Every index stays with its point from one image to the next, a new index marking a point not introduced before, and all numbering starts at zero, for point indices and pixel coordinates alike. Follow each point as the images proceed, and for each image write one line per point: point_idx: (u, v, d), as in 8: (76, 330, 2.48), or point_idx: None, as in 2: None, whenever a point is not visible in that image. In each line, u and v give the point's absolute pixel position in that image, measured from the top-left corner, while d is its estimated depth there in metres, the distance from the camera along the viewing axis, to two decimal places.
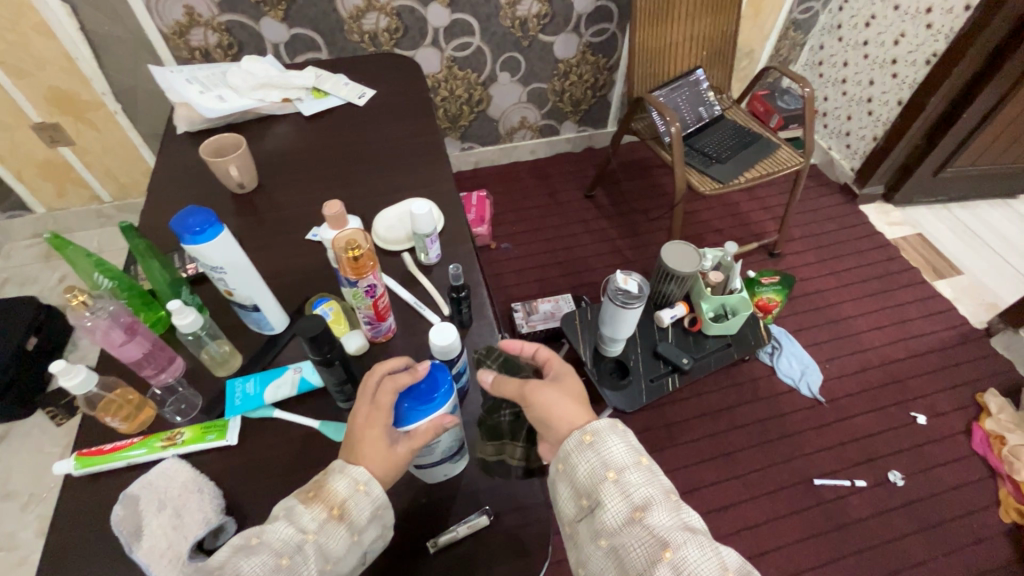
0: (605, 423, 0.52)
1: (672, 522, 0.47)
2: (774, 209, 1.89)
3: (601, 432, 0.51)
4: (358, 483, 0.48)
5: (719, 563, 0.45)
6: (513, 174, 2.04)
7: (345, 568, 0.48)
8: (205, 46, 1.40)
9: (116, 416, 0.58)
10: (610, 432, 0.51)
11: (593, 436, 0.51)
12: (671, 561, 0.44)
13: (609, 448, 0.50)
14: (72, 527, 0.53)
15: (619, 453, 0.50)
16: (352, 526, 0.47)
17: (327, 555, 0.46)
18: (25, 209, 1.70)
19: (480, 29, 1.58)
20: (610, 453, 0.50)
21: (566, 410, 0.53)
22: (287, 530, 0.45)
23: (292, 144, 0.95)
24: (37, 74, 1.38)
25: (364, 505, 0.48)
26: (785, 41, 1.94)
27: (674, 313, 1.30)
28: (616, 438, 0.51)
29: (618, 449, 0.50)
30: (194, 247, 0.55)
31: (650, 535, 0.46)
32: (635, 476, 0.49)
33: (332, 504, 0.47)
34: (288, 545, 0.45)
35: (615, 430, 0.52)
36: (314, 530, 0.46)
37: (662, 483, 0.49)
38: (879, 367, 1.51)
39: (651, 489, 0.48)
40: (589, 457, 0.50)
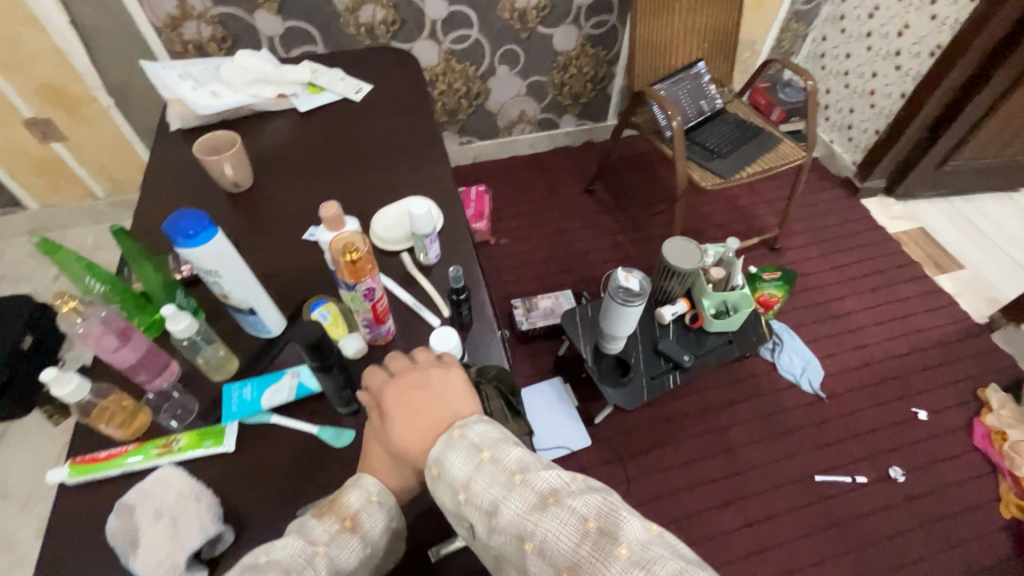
0: (439, 442, 0.47)
1: (524, 505, 0.42)
2: (775, 203, 1.88)
3: (440, 455, 0.46)
4: (371, 494, 0.48)
5: (575, 520, 0.40)
6: (512, 169, 2.02)
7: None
8: (199, 39, 1.37)
9: (109, 423, 0.57)
10: (445, 450, 0.46)
11: (434, 466, 0.46)
12: (535, 552, 0.41)
13: (447, 467, 0.46)
14: (65, 538, 0.52)
15: (457, 467, 0.45)
16: (364, 539, 0.47)
17: (338, 568, 0.45)
18: (18, 205, 1.68)
19: (478, 21, 1.56)
20: (452, 474, 0.45)
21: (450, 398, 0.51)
22: (297, 545, 0.44)
23: (287, 141, 0.93)
24: (27, 69, 1.36)
25: (377, 516, 0.48)
26: (787, 33, 1.91)
27: (675, 310, 1.29)
28: (451, 451, 0.46)
29: (456, 462, 0.46)
30: (189, 250, 0.54)
31: (512, 536, 0.42)
32: (479, 482, 0.44)
33: (345, 516, 0.47)
34: (298, 560, 0.43)
35: (450, 442, 0.47)
36: (325, 543, 0.45)
37: (504, 467, 0.44)
38: (881, 362, 1.51)
39: (497, 487, 0.44)
40: (442, 487, 0.46)
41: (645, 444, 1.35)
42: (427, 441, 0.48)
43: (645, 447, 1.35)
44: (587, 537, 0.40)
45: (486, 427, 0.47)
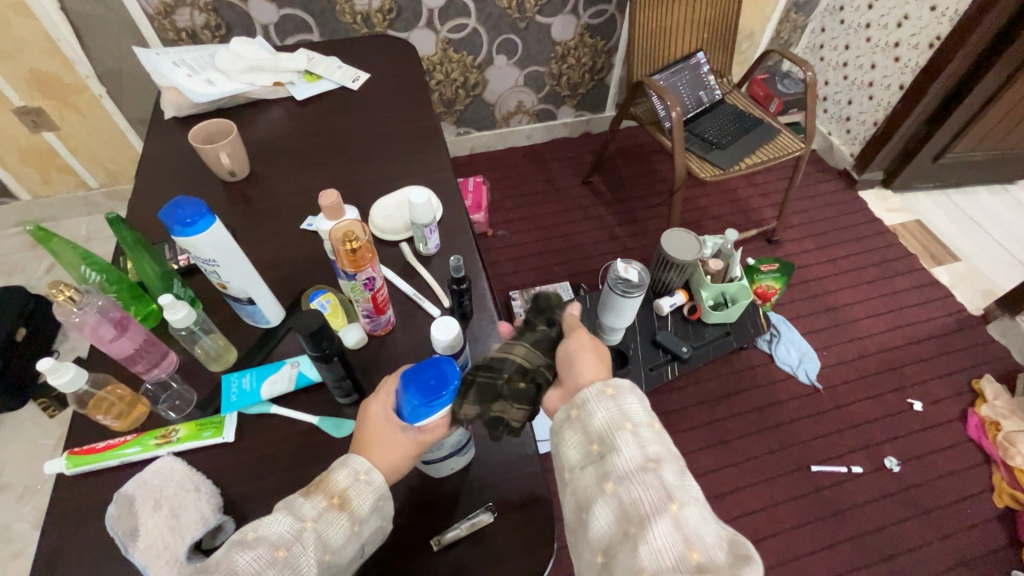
0: (628, 384, 0.50)
1: (678, 482, 0.44)
2: (773, 195, 1.88)
3: (623, 390, 0.49)
4: (359, 473, 0.48)
5: (717, 531, 0.42)
6: (510, 160, 2.01)
7: (341, 563, 0.46)
8: (192, 26, 1.35)
9: (107, 414, 0.56)
10: (630, 391, 0.50)
11: (616, 391, 0.49)
12: (675, 514, 0.41)
13: (629, 403, 0.48)
14: (64, 527, 0.51)
15: (637, 410, 0.48)
16: (353, 516, 0.46)
17: (326, 546, 0.44)
18: (10, 195, 1.66)
19: (476, 11, 1.54)
20: (629, 410, 0.48)
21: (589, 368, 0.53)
22: (284, 521, 0.44)
23: (284, 130, 0.92)
24: (16, 56, 1.33)
25: (365, 494, 0.47)
26: (786, 23, 1.90)
27: (674, 302, 1.29)
28: (636, 399, 0.49)
29: (636, 408, 0.48)
30: (186, 239, 0.53)
31: (658, 486, 0.43)
32: (649, 434, 0.47)
33: (332, 494, 0.46)
34: (285, 537, 0.43)
35: (637, 393, 0.50)
36: (312, 519, 0.44)
37: (673, 447, 0.47)
38: (877, 354, 1.52)
39: (663, 450, 0.46)
40: (608, 407, 0.48)
41: None
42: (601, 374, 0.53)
43: None
44: (723, 547, 0.41)
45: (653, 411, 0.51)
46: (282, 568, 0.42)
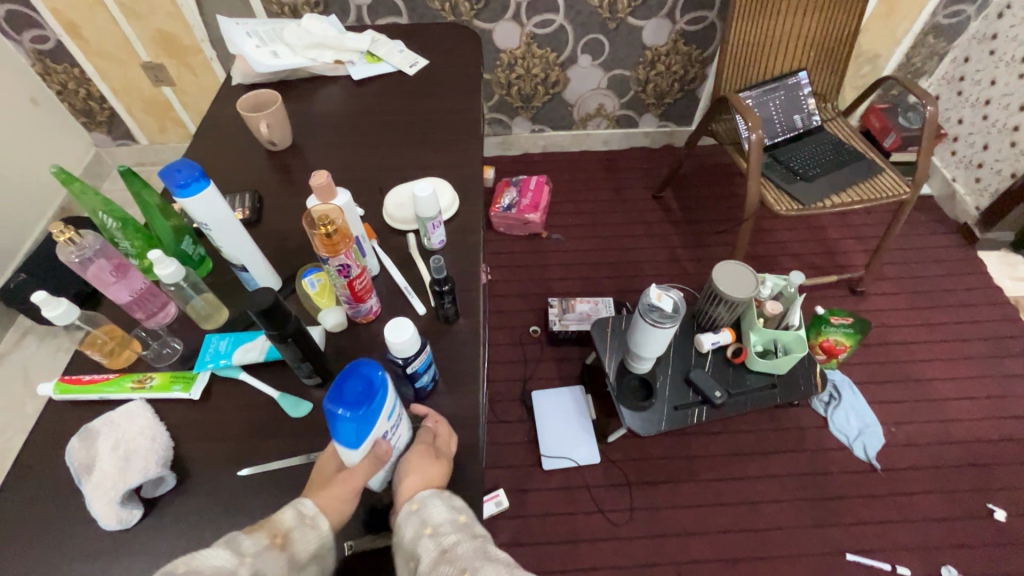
0: (431, 488, 0.50)
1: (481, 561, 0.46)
2: (868, 240, 1.66)
3: (426, 498, 0.49)
4: (306, 513, 0.47)
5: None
6: (581, 164, 1.94)
7: None
8: (294, 2, 1.44)
9: (98, 351, 0.61)
10: (434, 495, 0.50)
11: (419, 500, 0.49)
12: None
13: (430, 507, 0.49)
14: (41, 446, 0.56)
15: (439, 511, 0.49)
16: (291, 559, 0.45)
17: None
18: (132, 139, 1.88)
19: (565, 6, 1.49)
20: (430, 513, 0.49)
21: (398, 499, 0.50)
22: (222, 555, 0.43)
23: (334, 107, 0.95)
24: (147, 17, 1.49)
25: (309, 537, 0.46)
26: (920, 49, 1.67)
27: (716, 340, 1.18)
28: (438, 499, 0.50)
29: (439, 509, 0.49)
30: (181, 201, 0.55)
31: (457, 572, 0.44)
32: (450, 531, 0.48)
33: (276, 533, 0.46)
34: (218, 571, 0.42)
35: (441, 493, 0.51)
36: (251, 556, 0.44)
37: (476, 535, 0.48)
38: (960, 444, 1.29)
39: (465, 543, 0.47)
40: (411, 519, 0.48)
41: (658, 476, 1.26)
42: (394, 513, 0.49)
43: (658, 478, 1.26)
44: None
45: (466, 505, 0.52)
46: None
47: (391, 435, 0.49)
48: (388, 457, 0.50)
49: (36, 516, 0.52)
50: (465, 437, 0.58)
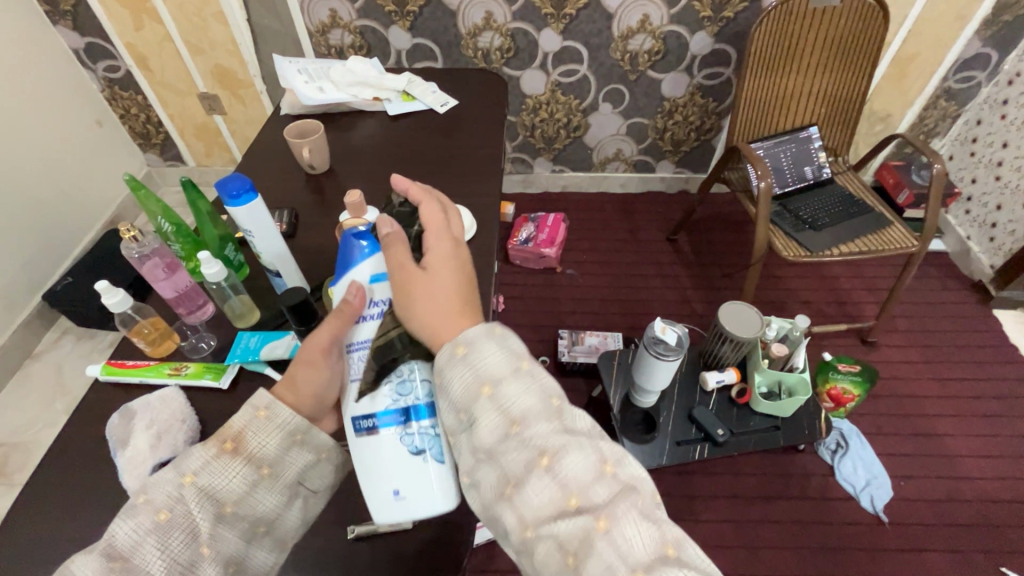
0: (481, 331, 0.46)
1: (551, 429, 0.43)
2: (880, 291, 1.67)
3: (475, 340, 0.46)
4: (259, 409, 0.49)
5: (595, 459, 0.42)
6: (598, 204, 2.02)
7: (260, 505, 0.48)
8: (341, 45, 1.58)
9: (142, 339, 0.68)
10: (483, 341, 0.46)
11: (466, 348, 0.46)
12: (547, 468, 0.41)
13: (482, 359, 0.45)
14: (84, 422, 0.62)
15: (495, 363, 0.45)
16: (250, 458, 0.47)
17: (217, 495, 0.45)
18: (180, 161, 2.02)
19: (589, 59, 1.61)
20: (484, 367, 0.45)
21: (443, 298, 0.50)
22: (166, 479, 0.45)
23: (369, 138, 1.04)
24: (208, 53, 1.64)
25: (265, 432, 0.48)
26: (933, 111, 1.72)
27: (720, 378, 1.20)
28: (492, 346, 0.46)
29: (492, 355, 0.45)
30: (232, 209, 0.63)
31: (526, 445, 0.42)
32: (512, 386, 0.44)
33: (225, 439, 0.47)
34: (169, 499, 0.44)
35: (493, 337, 0.46)
36: (195, 472, 0.45)
37: (541, 390, 0.45)
38: (972, 503, 1.26)
39: (530, 401, 0.44)
40: (463, 374, 0.45)
41: None
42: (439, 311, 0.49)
43: None
44: (603, 477, 0.41)
45: (522, 345, 0.48)
46: (168, 531, 0.43)
47: (372, 312, 0.53)
48: (357, 338, 0.52)
49: (72, 484, 0.57)
50: None
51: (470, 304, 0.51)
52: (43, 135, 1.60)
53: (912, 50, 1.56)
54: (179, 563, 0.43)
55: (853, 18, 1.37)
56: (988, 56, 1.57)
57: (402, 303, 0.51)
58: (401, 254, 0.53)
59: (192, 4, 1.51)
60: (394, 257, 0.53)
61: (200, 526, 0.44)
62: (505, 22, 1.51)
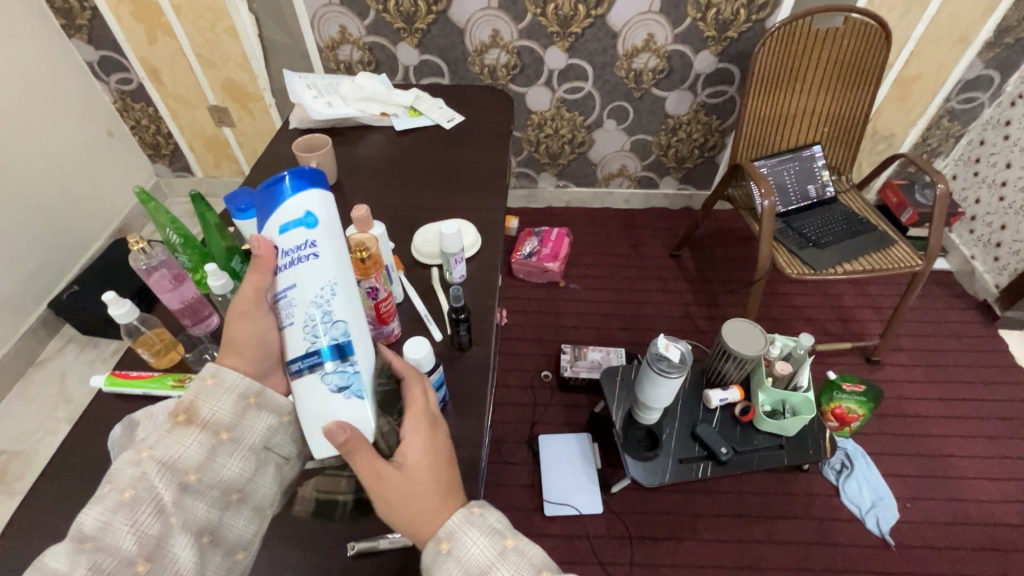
0: (460, 516, 0.47)
1: None
2: (884, 310, 1.67)
3: (457, 530, 0.47)
4: (207, 380, 0.52)
5: None
6: (602, 219, 2.02)
7: (225, 470, 0.49)
8: (350, 61, 1.61)
9: (147, 350, 0.68)
10: (463, 525, 0.47)
11: (449, 541, 0.46)
12: None
13: (466, 547, 0.46)
14: (86, 432, 0.62)
15: (478, 548, 0.46)
16: (205, 426, 0.50)
17: (178, 465, 0.47)
18: (189, 172, 2.04)
19: (594, 76, 1.63)
20: (468, 554, 0.46)
21: (427, 493, 0.48)
22: (126, 460, 0.47)
23: (376, 153, 1.05)
24: (219, 66, 1.67)
25: (214, 397, 0.51)
26: (936, 131, 1.73)
27: (724, 397, 1.19)
28: (473, 530, 0.47)
29: (477, 542, 0.46)
30: (240, 223, 0.64)
31: None
32: (499, 569, 0.45)
33: (179, 413, 0.50)
34: (133, 478, 0.46)
35: (472, 520, 0.47)
36: (152, 448, 0.48)
37: (526, 560, 0.46)
38: (980, 527, 1.24)
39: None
40: (449, 566, 0.45)
41: (662, 532, 1.24)
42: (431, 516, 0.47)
43: (661, 534, 1.24)
44: None
45: (502, 518, 0.49)
46: (135, 506, 0.44)
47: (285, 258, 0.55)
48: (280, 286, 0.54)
49: (71, 495, 0.57)
50: (467, 456, 0.62)
51: (450, 486, 0.50)
52: (54, 145, 1.63)
53: (914, 71, 1.57)
54: (151, 536, 0.44)
55: (856, 39, 1.39)
56: (990, 78, 1.58)
57: (386, 509, 0.47)
58: (372, 458, 0.46)
59: (204, 19, 1.54)
60: (364, 466, 0.46)
61: (166, 497, 0.46)
62: (512, 40, 1.53)
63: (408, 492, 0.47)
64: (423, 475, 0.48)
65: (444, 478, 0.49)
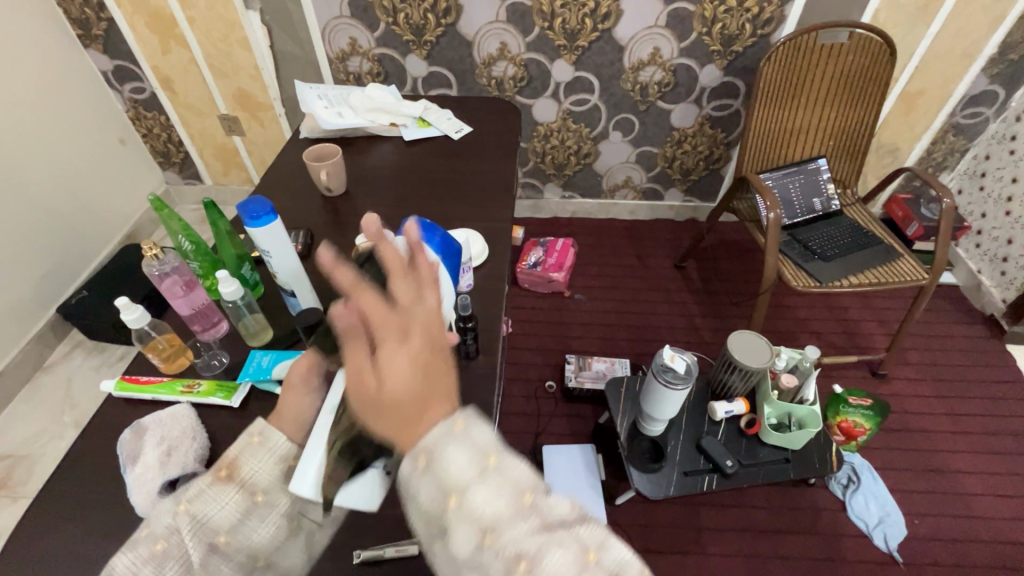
0: (440, 430, 0.39)
1: (528, 529, 0.37)
2: (890, 323, 1.66)
3: (436, 446, 0.39)
4: (253, 436, 0.51)
5: (576, 549, 0.37)
6: (607, 230, 2.03)
7: (254, 536, 0.48)
8: (359, 72, 1.63)
9: (158, 355, 0.69)
10: (444, 441, 0.39)
11: (427, 458, 0.39)
12: None
13: (445, 465, 0.38)
14: (95, 437, 0.63)
15: (460, 466, 0.38)
16: (243, 486, 0.49)
17: (209, 525, 0.47)
18: (198, 179, 2.07)
19: (600, 89, 1.64)
20: (447, 474, 0.38)
21: (403, 395, 0.40)
22: (165, 510, 0.47)
23: (385, 162, 1.06)
24: (231, 77, 1.70)
25: (257, 458, 0.50)
26: (941, 145, 1.73)
27: (729, 409, 1.19)
28: (454, 446, 0.39)
29: (459, 460, 0.39)
30: (252, 230, 0.65)
31: (501, 555, 0.36)
32: (481, 492, 0.37)
33: (221, 468, 0.50)
34: (166, 530, 0.46)
35: (456, 434, 0.39)
36: (189, 501, 0.47)
37: (515, 485, 0.39)
38: (989, 544, 1.23)
39: (504, 502, 0.38)
40: (427, 485, 0.38)
41: (666, 545, 1.23)
42: (406, 423, 0.40)
43: (666, 547, 1.23)
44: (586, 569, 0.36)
45: (492, 433, 0.41)
46: (163, 560, 0.46)
47: None
48: None
49: (80, 500, 0.57)
50: None
51: (437, 391, 0.41)
52: (68, 153, 1.65)
53: (919, 86, 1.58)
54: None
55: (861, 54, 1.40)
56: (995, 93, 1.59)
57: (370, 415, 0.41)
58: (355, 361, 0.41)
59: (217, 31, 1.56)
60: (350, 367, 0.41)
61: (193, 556, 0.46)
62: (519, 52, 1.55)
63: (382, 397, 0.40)
64: (400, 371, 0.40)
65: (427, 376, 0.41)
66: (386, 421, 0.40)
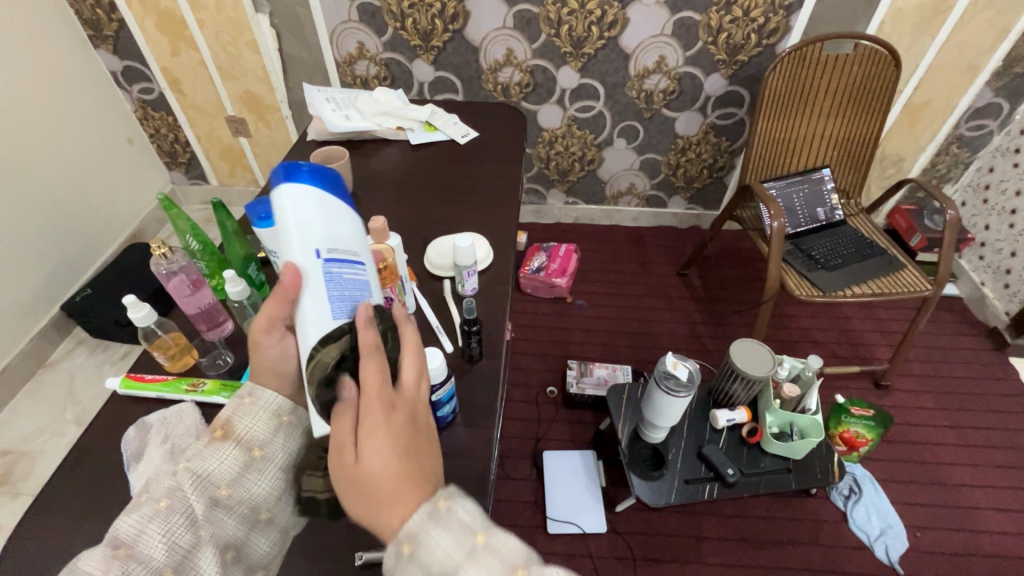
0: (426, 510, 0.40)
1: None
2: (893, 334, 1.66)
3: (420, 529, 0.39)
4: (245, 397, 0.54)
5: None
6: (610, 236, 2.03)
7: (254, 489, 0.51)
8: (366, 75, 1.64)
9: (162, 352, 0.70)
10: (428, 522, 0.39)
11: (411, 540, 0.39)
12: None
13: (431, 546, 0.38)
14: (98, 435, 0.63)
15: (445, 547, 0.38)
16: (240, 442, 0.51)
17: (212, 479, 0.49)
18: (203, 180, 2.08)
19: (606, 96, 1.65)
20: (432, 556, 0.38)
21: (381, 471, 0.41)
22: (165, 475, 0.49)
23: (391, 165, 1.07)
24: (239, 79, 1.71)
25: (252, 415, 0.53)
26: (945, 157, 1.74)
27: (731, 417, 1.18)
28: (439, 527, 0.39)
29: (444, 541, 0.39)
30: (260, 230, 0.65)
31: None
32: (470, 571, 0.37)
33: (216, 428, 0.52)
34: (169, 489, 0.48)
35: (440, 515, 0.40)
36: (189, 461, 0.50)
37: (502, 560, 0.39)
38: (991, 558, 1.22)
39: None
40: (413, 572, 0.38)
41: (666, 554, 1.23)
42: (385, 500, 0.40)
43: (665, 556, 1.22)
44: None
45: (476, 508, 0.42)
46: (167, 516, 0.46)
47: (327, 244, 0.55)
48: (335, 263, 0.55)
49: (82, 497, 0.58)
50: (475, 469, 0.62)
51: (420, 474, 0.42)
52: (75, 151, 1.66)
53: (923, 98, 1.59)
54: (181, 546, 0.46)
55: (866, 66, 1.40)
56: (999, 106, 1.59)
57: (347, 495, 0.42)
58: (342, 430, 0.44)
59: (226, 34, 1.58)
60: (336, 433, 0.44)
61: (196, 509, 0.47)
62: (525, 58, 1.56)
63: (361, 473, 0.41)
64: (381, 441, 0.42)
65: (408, 452, 0.43)
66: (365, 503, 0.41)
